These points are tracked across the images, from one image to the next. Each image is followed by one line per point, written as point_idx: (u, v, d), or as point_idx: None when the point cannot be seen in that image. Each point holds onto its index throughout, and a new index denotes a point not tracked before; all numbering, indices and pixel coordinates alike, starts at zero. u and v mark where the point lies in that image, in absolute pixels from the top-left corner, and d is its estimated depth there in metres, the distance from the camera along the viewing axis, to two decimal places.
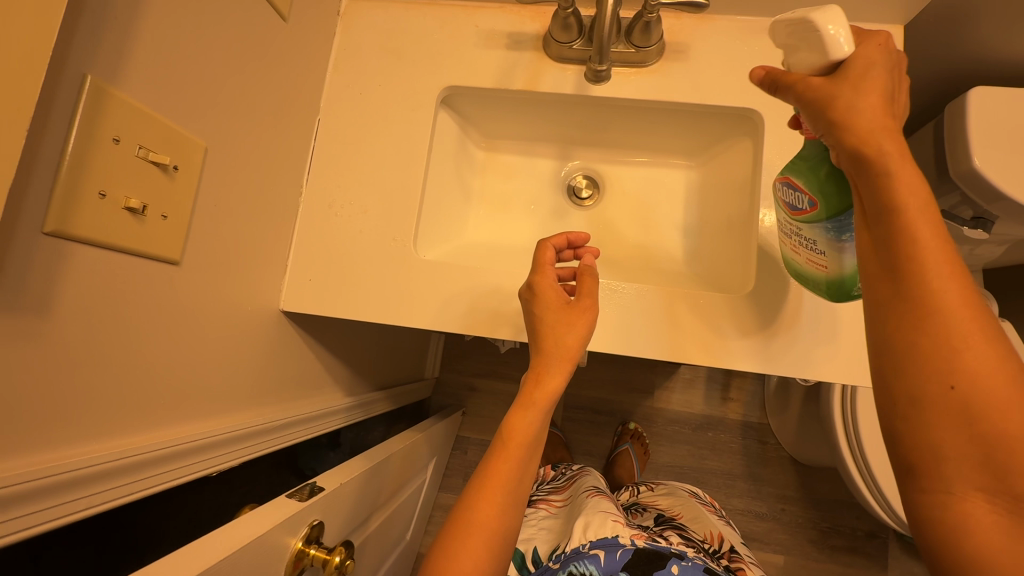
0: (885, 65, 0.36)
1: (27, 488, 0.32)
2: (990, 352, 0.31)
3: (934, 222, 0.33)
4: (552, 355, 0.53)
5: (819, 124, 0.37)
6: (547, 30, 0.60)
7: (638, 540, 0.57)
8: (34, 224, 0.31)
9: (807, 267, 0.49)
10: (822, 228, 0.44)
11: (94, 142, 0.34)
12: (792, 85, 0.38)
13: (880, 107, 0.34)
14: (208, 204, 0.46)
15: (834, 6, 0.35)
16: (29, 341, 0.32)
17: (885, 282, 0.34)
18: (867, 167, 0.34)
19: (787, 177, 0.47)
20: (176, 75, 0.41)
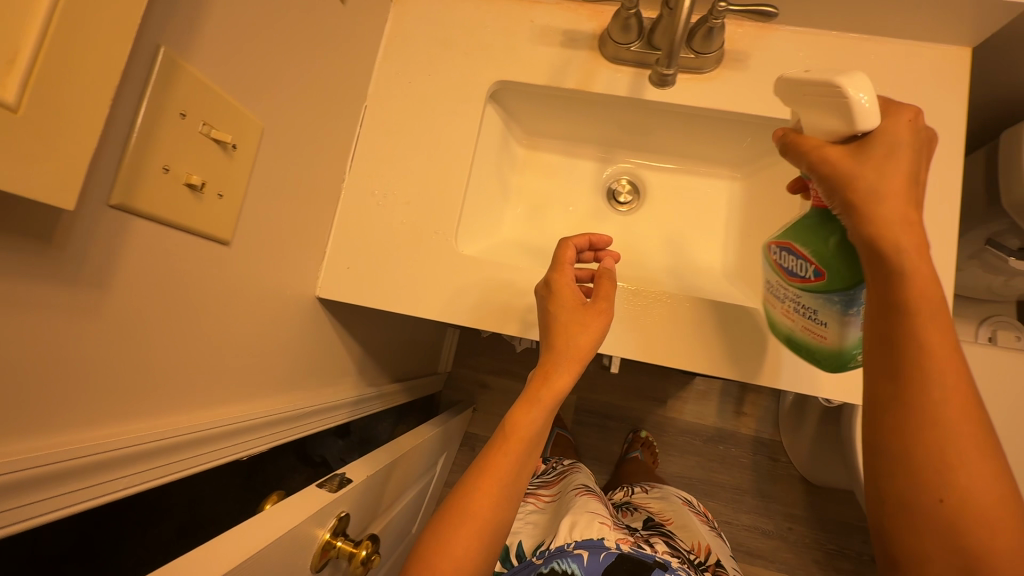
0: (911, 148, 0.38)
1: (79, 463, 0.31)
2: (979, 455, 0.36)
3: (941, 333, 0.37)
4: (562, 356, 0.51)
5: (838, 201, 0.39)
6: (605, 30, 0.59)
7: (623, 546, 0.55)
8: (101, 196, 0.30)
9: (792, 332, 0.47)
10: (826, 299, 0.43)
11: (162, 116, 0.33)
12: (813, 155, 0.40)
13: (903, 198, 0.37)
14: (258, 185, 0.45)
15: (862, 73, 0.36)
16: (86, 314, 0.31)
17: (889, 380, 0.38)
18: (881, 265, 0.37)
19: (787, 242, 0.46)
20: (241, 52, 0.40)
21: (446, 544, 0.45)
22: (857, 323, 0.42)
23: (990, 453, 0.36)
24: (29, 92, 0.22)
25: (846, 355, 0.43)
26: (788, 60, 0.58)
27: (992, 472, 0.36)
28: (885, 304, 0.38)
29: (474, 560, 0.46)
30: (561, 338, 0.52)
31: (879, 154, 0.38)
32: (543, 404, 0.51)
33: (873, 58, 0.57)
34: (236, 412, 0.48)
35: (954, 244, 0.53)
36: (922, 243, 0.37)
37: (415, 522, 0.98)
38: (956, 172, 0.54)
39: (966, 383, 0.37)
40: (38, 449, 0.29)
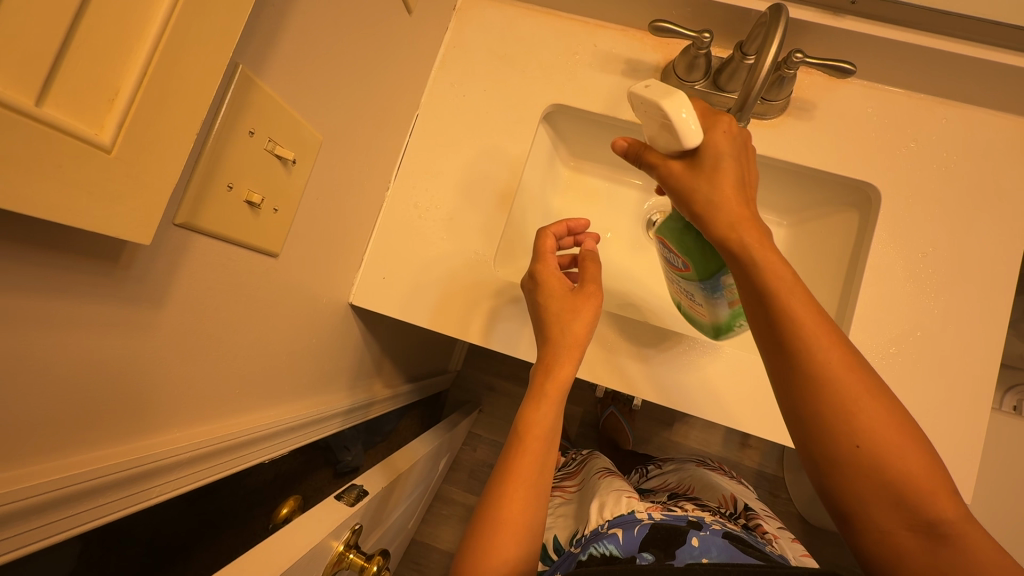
0: (732, 151, 0.39)
1: (111, 479, 0.31)
2: (873, 400, 0.36)
3: (804, 295, 0.38)
4: (561, 345, 0.50)
5: (686, 212, 0.41)
6: (670, 63, 0.57)
7: (654, 515, 0.57)
8: (167, 215, 0.30)
9: (687, 306, 0.54)
10: (697, 285, 0.48)
11: (232, 134, 0.32)
12: (659, 167, 0.42)
13: (737, 195, 0.39)
14: (310, 197, 0.45)
15: (681, 92, 0.37)
16: (137, 332, 0.31)
17: (777, 357, 0.38)
18: (737, 258, 0.39)
19: (661, 238, 0.50)
20: (308, 67, 0.39)
21: (491, 548, 0.45)
22: (723, 303, 0.48)
23: (881, 392, 0.37)
24: (122, 134, 0.21)
25: (725, 324, 0.50)
26: (856, 116, 0.56)
27: (888, 411, 0.36)
28: (754, 290, 0.38)
29: (519, 564, 0.45)
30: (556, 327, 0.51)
31: (710, 163, 0.39)
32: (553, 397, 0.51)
33: (946, 124, 0.55)
34: (260, 420, 0.48)
35: (1005, 327, 0.52)
36: (761, 229, 0.39)
37: (412, 518, 0.98)
38: (1016, 254, 0.53)
39: (840, 338, 0.38)
40: (78, 467, 0.29)
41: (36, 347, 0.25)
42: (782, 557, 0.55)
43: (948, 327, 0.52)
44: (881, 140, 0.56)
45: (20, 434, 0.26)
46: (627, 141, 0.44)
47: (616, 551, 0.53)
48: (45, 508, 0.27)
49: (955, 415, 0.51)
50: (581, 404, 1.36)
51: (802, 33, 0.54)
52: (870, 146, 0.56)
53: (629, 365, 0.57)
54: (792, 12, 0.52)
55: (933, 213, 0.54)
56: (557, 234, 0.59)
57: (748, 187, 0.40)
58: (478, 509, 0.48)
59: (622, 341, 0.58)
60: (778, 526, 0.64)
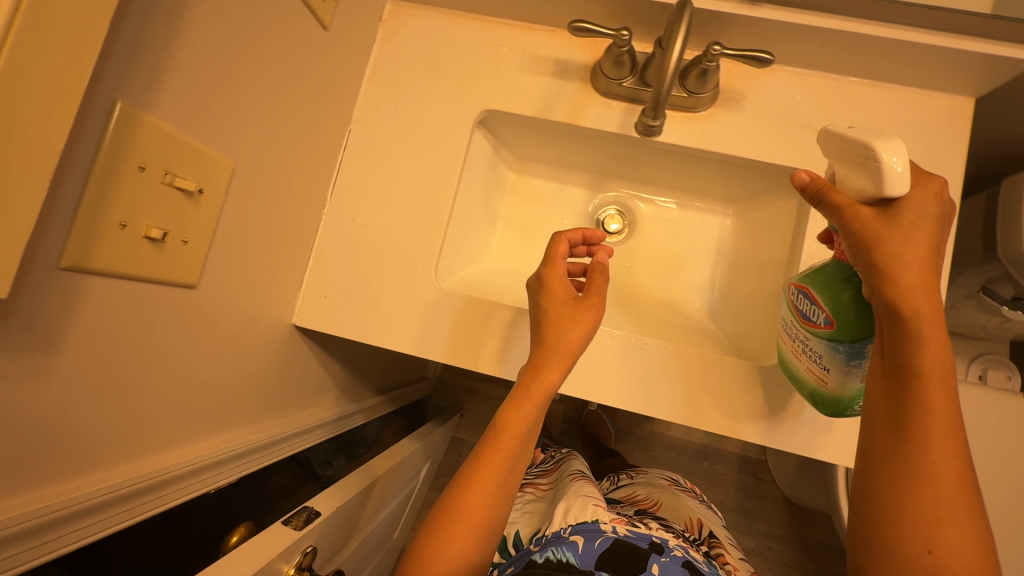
0: (936, 213, 0.38)
1: (26, 526, 0.31)
2: (967, 512, 0.36)
3: (951, 404, 0.37)
4: (553, 351, 0.49)
5: (861, 259, 0.39)
6: (597, 62, 0.57)
7: (619, 529, 0.57)
8: (51, 261, 0.30)
9: (791, 365, 0.49)
10: (833, 346, 0.44)
11: (120, 171, 0.32)
12: (842, 207, 0.40)
13: (924, 262, 0.38)
14: (228, 223, 0.44)
15: (899, 138, 0.37)
16: (33, 380, 0.30)
17: (889, 435, 0.39)
18: (898, 323, 0.38)
19: (803, 286, 0.47)
20: (206, 96, 0.38)
21: (445, 544, 0.45)
22: (859, 374, 0.43)
23: (979, 525, 0.36)
24: None
25: (844, 400, 0.44)
26: (784, 103, 0.56)
27: (978, 527, 0.36)
28: (898, 366, 0.38)
29: (470, 559, 0.45)
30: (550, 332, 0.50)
31: (907, 218, 0.38)
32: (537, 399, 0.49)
33: (874, 105, 0.55)
34: (201, 448, 0.47)
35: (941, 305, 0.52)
36: (940, 309, 0.38)
37: (397, 526, 1.00)
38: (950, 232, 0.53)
39: (961, 445, 0.37)
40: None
41: None
42: None
43: None
44: (810, 125, 0.56)
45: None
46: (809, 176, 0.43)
47: (574, 560, 0.53)
48: None
49: None
50: (562, 402, 1.35)
51: (723, 23, 0.53)
52: (801, 131, 0.56)
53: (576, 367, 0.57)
54: (711, 3, 0.52)
55: None
56: (572, 242, 0.58)
57: (939, 256, 0.39)
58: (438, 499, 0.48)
59: None
60: (740, 557, 0.63)
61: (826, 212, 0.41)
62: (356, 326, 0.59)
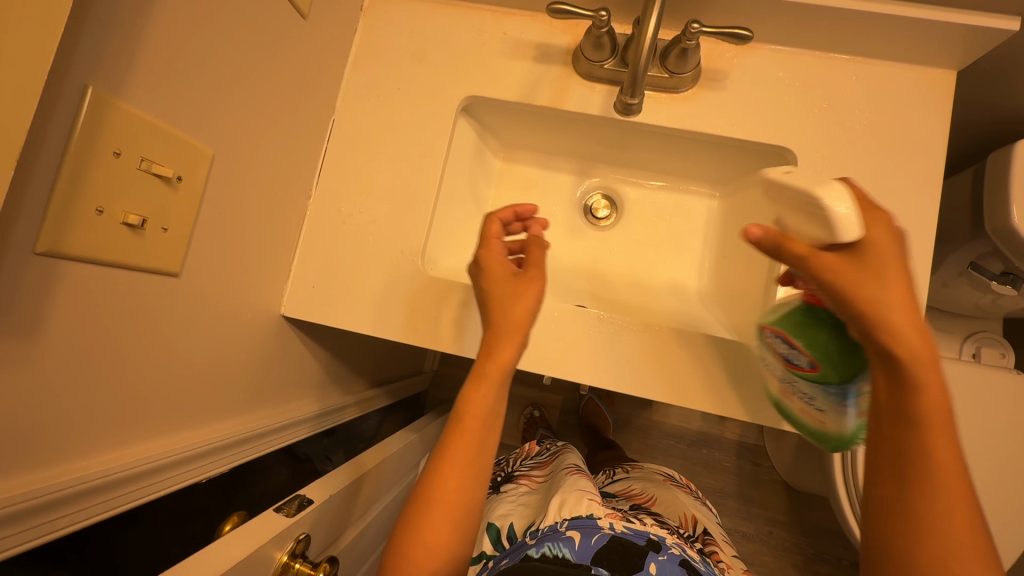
0: (902, 253, 0.38)
1: (11, 511, 0.31)
2: (981, 561, 0.35)
3: (953, 447, 0.37)
4: (501, 329, 0.49)
5: (842, 306, 0.38)
6: (578, 45, 0.57)
7: (615, 526, 0.57)
8: (26, 245, 0.30)
9: (787, 407, 0.48)
10: (822, 389, 0.43)
11: (94, 156, 0.32)
12: (805, 258, 0.40)
13: (907, 304, 0.37)
14: (210, 211, 0.44)
15: (840, 184, 0.38)
16: (15, 365, 0.31)
17: (893, 483, 0.38)
18: (894, 369, 0.37)
19: (778, 330, 0.46)
20: (182, 83, 0.39)
21: (425, 530, 0.46)
22: (854, 413, 0.42)
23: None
24: None
25: (850, 437, 0.44)
26: (766, 81, 0.56)
27: None
28: (898, 412, 0.37)
29: (452, 543, 0.46)
30: (495, 313, 0.50)
31: (877, 261, 0.38)
32: (494, 378, 0.49)
33: (856, 80, 0.55)
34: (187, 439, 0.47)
35: (926, 280, 0.52)
36: (933, 349, 0.37)
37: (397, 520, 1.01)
38: (934, 205, 0.53)
39: (968, 488, 0.37)
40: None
41: None
42: None
43: None
44: (792, 103, 0.56)
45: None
46: (761, 228, 0.43)
47: (570, 556, 0.53)
48: None
49: None
50: (559, 392, 1.35)
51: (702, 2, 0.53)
52: (783, 108, 0.56)
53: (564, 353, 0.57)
54: None
55: (847, 170, 0.54)
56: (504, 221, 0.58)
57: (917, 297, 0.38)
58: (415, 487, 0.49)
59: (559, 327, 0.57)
60: (733, 555, 0.65)
61: (792, 264, 0.41)
62: (337, 315, 0.59)
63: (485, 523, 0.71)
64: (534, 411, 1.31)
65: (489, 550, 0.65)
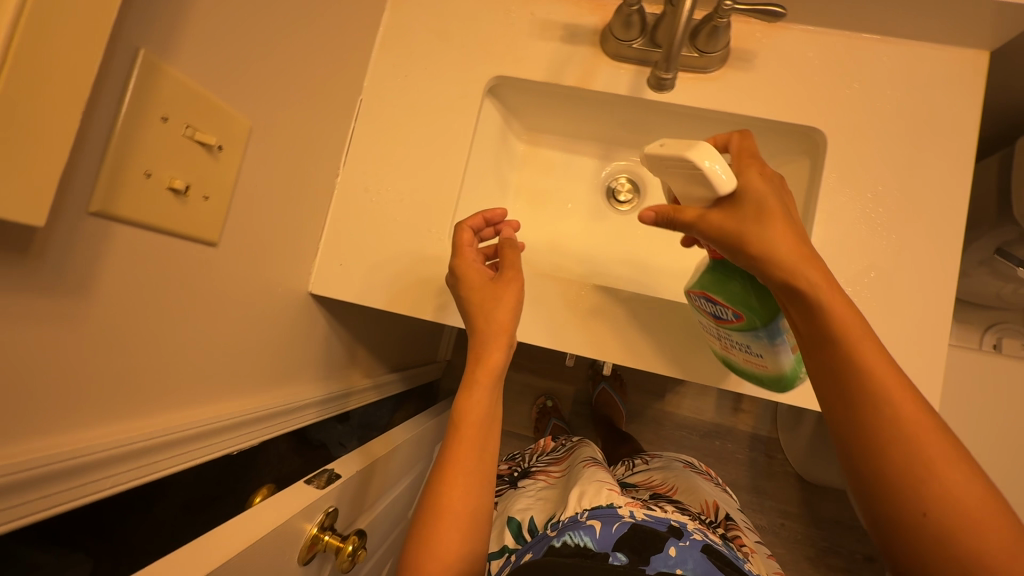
0: (776, 193, 0.42)
1: (52, 470, 0.31)
2: (937, 439, 0.38)
3: (876, 349, 0.40)
4: (486, 332, 0.51)
5: (739, 255, 0.41)
6: (607, 25, 0.57)
7: (636, 514, 0.57)
8: (80, 204, 0.30)
9: (734, 361, 0.50)
10: (751, 335, 0.45)
11: (143, 120, 0.33)
12: (695, 224, 0.43)
13: (789, 238, 0.40)
14: (246, 183, 0.45)
15: (707, 142, 0.40)
16: (67, 323, 0.32)
17: (842, 401, 0.41)
18: (802, 301, 0.40)
19: (700, 292, 0.49)
20: (224, 54, 0.39)
21: (437, 541, 0.46)
22: (786, 349, 0.45)
23: (951, 447, 0.39)
24: None
25: (790, 373, 0.46)
26: (796, 61, 0.56)
27: (954, 452, 0.38)
28: (819, 337, 0.41)
29: (464, 557, 0.46)
30: (478, 318, 0.52)
31: (755, 207, 0.41)
32: (485, 382, 0.52)
33: (887, 61, 0.55)
34: (218, 410, 0.48)
35: (957, 261, 0.52)
36: (826, 270, 0.40)
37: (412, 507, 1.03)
38: (965, 187, 0.53)
39: (904, 380, 0.40)
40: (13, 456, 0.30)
41: None
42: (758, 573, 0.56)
43: (901, 267, 0.53)
44: (823, 84, 0.55)
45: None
46: (654, 210, 0.47)
47: (592, 544, 0.53)
48: None
49: (913, 355, 0.51)
50: (572, 383, 1.35)
51: None
52: (814, 89, 0.55)
53: (590, 332, 0.57)
54: None
55: (878, 151, 0.54)
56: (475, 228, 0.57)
57: (800, 226, 0.42)
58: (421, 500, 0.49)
59: (583, 307, 0.58)
60: (755, 540, 0.66)
61: (687, 228, 0.44)
62: (364, 294, 0.60)
63: (505, 517, 0.70)
64: (546, 401, 1.31)
65: (510, 543, 0.65)
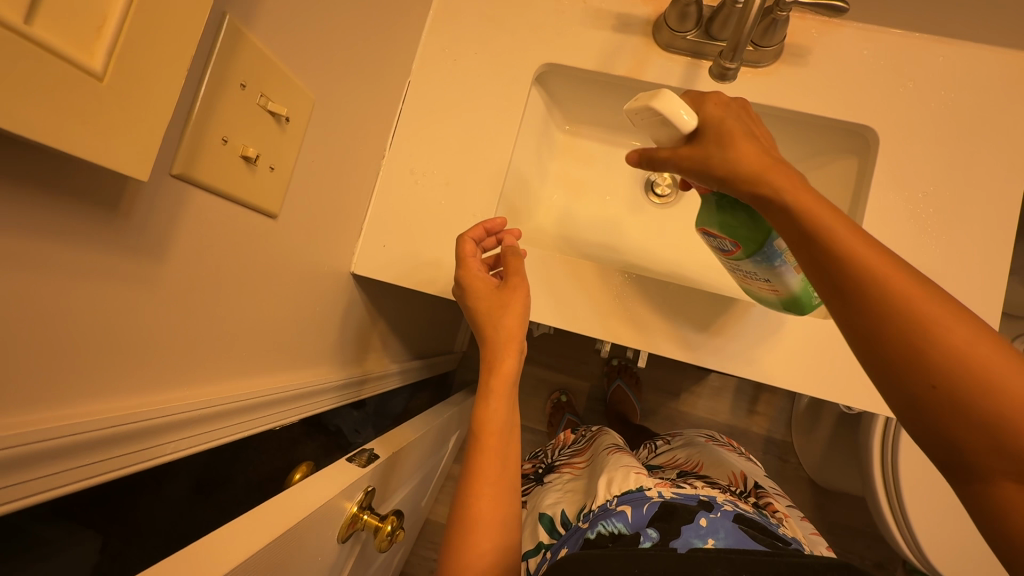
0: (735, 116, 0.41)
1: (106, 434, 0.31)
2: (940, 311, 0.32)
3: (855, 231, 0.36)
4: (496, 344, 0.52)
5: (707, 178, 0.41)
6: (661, 16, 0.57)
7: (664, 492, 0.57)
8: (164, 166, 0.30)
9: (759, 293, 0.49)
10: (752, 261, 0.45)
11: (224, 86, 0.32)
12: (669, 159, 0.43)
13: (755, 151, 0.39)
14: (305, 158, 0.45)
15: (670, 90, 0.39)
16: (140, 286, 0.32)
17: (835, 297, 0.36)
18: (772, 203, 0.37)
19: (703, 228, 0.49)
20: (295, 24, 0.39)
21: (471, 546, 0.45)
22: (790, 270, 0.44)
23: (960, 318, 0.32)
24: (113, 63, 0.21)
25: (804, 292, 0.45)
26: (851, 58, 0.56)
27: (962, 321, 0.32)
28: (795, 232, 0.37)
29: (500, 560, 0.45)
30: (487, 329, 0.52)
31: (717, 129, 0.40)
32: (499, 391, 0.51)
33: (943, 62, 0.55)
34: (253, 387, 0.47)
35: (1007, 264, 0.52)
36: (792, 172, 0.38)
37: (425, 494, 1.02)
38: (1018, 190, 0.52)
39: (896, 259, 0.35)
40: (71, 418, 0.29)
41: (53, 294, 0.26)
42: (792, 537, 0.57)
43: (950, 269, 0.52)
44: (876, 82, 0.55)
45: (8, 380, 0.25)
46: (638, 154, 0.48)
47: (625, 529, 0.53)
48: (48, 456, 0.28)
49: None
50: (588, 379, 1.35)
51: None
52: (867, 87, 0.55)
53: (632, 323, 0.57)
54: None
55: (931, 151, 0.54)
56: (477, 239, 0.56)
57: (765, 145, 0.40)
58: (452, 512, 0.48)
59: (623, 297, 0.57)
60: (787, 505, 0.67)
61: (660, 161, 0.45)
62: (405, 275, 0.60)
63: (537, 514, 0.71)
64: (562, 396, 1.31)
65: (545, 539, 0.65)
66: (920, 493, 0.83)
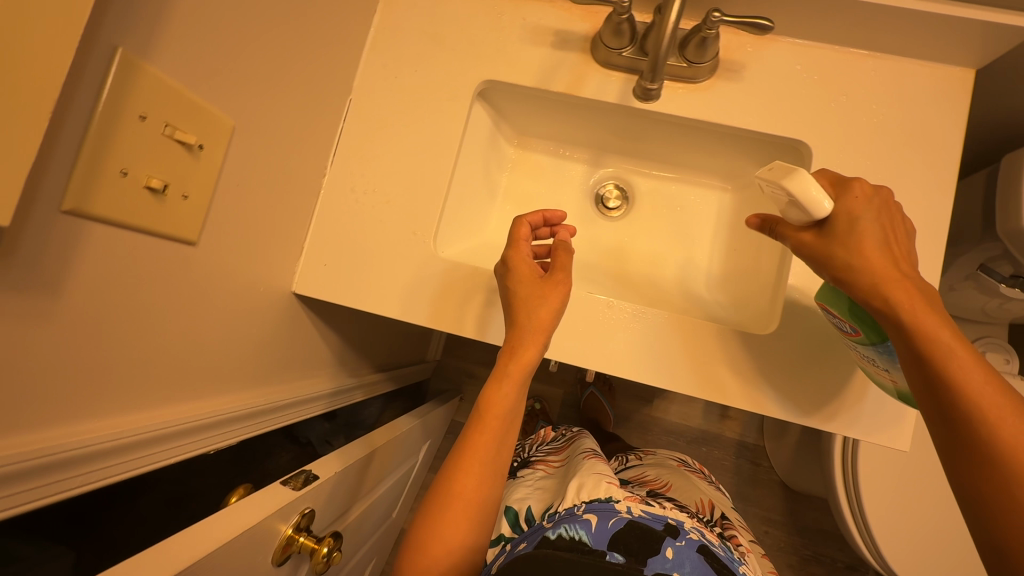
0: (869, 212, 0.42)
1: (21, 468, 0.31)
2: None
3: (971, 360, 0.38)
4: (524, 328, 0.50)
5: (825, 272, 0.44)
6: (597, 33, 0.57)
7: (633, 510, 0.57)
8: (52, 202, 0.30)
9: (874, 376, 0.48)
10: (874, 349, 0.44)
11: (120, 119, 0.32)
12: (790, 238, 0.46)
13: (885, 262, 0.41)
14: (226, 182, 0.45)
15: (808, 174, 0.41)
16: (35, 322, 0.31)
17: (937, 421, 0.39)
18: (891, 320, 0.40)
19: (822, 303, 0.49)
20: (204, 53, 0.39)
21: (432, 540, 0.45)
22: None
23: None
24: None
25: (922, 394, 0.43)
26: (783, 74, 0.56)
27: None
28: (909, 354, 0.39)
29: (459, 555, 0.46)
30: (519, 314, 0.51)
31: (843, 228, 0.42)
32: (515, 377, 0.50)
33: (872, 77, 0.55)
34: (195, 409, 0.47)
35: (937, 277, 0.52)
36: (916, 289, 0.40)
37: (395, 507, 1.02)
38: (947, 203, 0.53)
39: (1004, 392, 0.38)
40: None
41: None
42: None
43: None
44: (808, 97, 0.56)
45: None
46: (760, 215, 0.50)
47: (586, 538, 0.53)
48: None
49: None
50: (561, 385, 1.36)
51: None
52: (799, 101, 0.56)
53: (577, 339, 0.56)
54: None
55: (861, 165, 0.54)
56: (535, 224, 0.58)
57: (896, 248, 0.42)
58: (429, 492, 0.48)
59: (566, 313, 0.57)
60: (749, 540, 0.69)
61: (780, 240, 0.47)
62: (348, 293, 0.60)
63: (503, 505, 0.71)
64: (535, 404, 1.31)
65: (507, 531, 0.66)
66: (880, 496, 0.84)
